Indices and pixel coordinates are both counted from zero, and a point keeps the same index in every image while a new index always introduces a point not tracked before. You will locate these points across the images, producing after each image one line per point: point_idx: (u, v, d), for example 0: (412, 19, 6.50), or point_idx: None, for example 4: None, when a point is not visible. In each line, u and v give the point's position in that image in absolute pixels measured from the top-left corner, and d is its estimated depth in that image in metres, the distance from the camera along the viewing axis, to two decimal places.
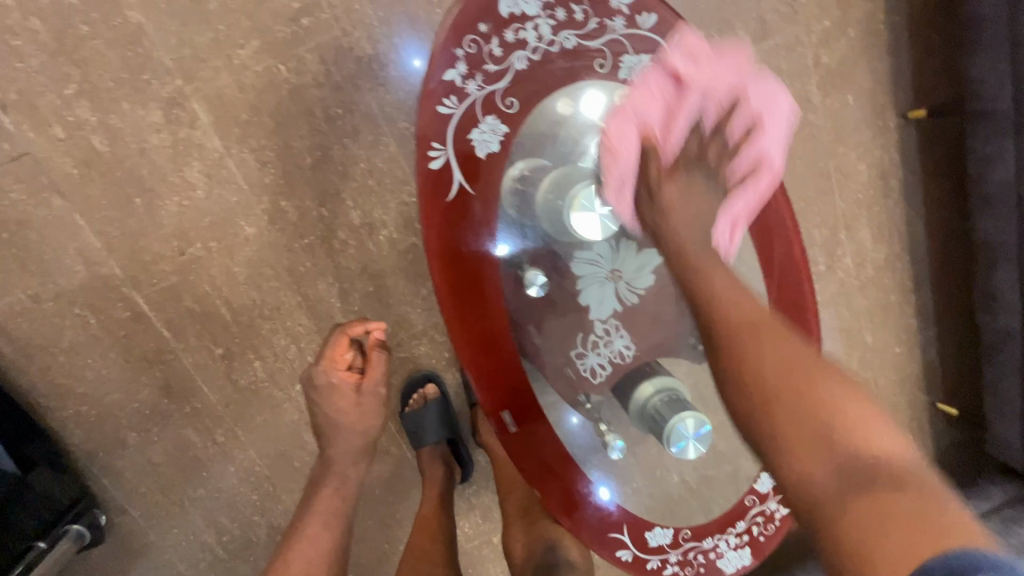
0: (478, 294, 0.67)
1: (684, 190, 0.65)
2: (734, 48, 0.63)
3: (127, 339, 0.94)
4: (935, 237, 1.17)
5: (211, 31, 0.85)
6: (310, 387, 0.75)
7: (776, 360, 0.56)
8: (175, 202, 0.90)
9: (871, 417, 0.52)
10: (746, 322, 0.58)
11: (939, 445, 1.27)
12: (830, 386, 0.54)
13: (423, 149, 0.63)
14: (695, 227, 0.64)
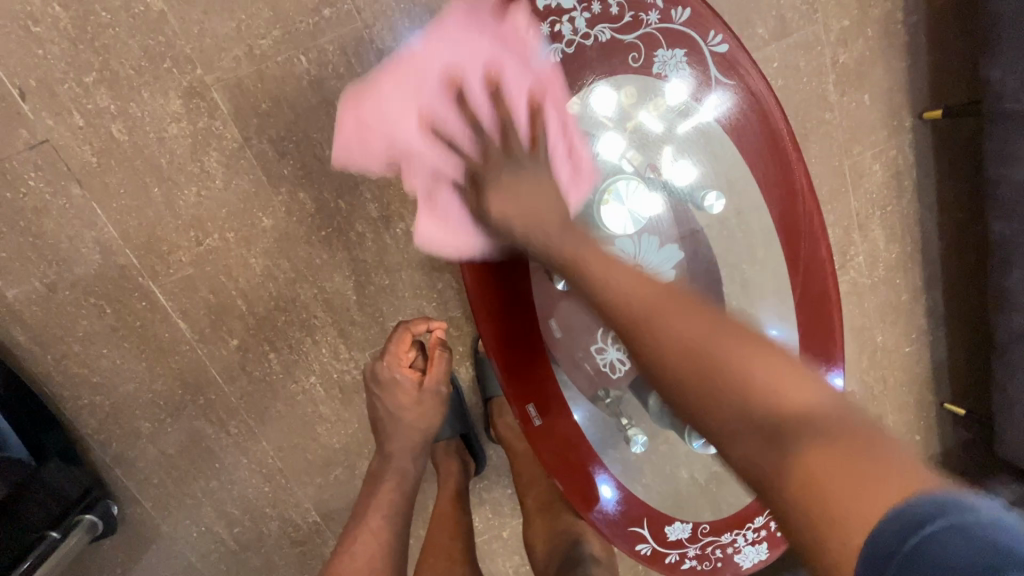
0: (506, 288, 0.70)
1: (509, 192, 0.63)
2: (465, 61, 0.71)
3: (143, 329, 0.94)
4: (947, 238, 1.18)
5: (233, 20, 0.84)
6: (372, 381, 0.79)
7: (672, 346, 0.51)
8: (193, 192, 0.89)
9: (774, 363, 0.48)
10: (644, 309, 0.54)
11: (946, 445, 1.27)
12: (730, 348, 0.49)
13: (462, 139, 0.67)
14: (524, 198, 0.63)
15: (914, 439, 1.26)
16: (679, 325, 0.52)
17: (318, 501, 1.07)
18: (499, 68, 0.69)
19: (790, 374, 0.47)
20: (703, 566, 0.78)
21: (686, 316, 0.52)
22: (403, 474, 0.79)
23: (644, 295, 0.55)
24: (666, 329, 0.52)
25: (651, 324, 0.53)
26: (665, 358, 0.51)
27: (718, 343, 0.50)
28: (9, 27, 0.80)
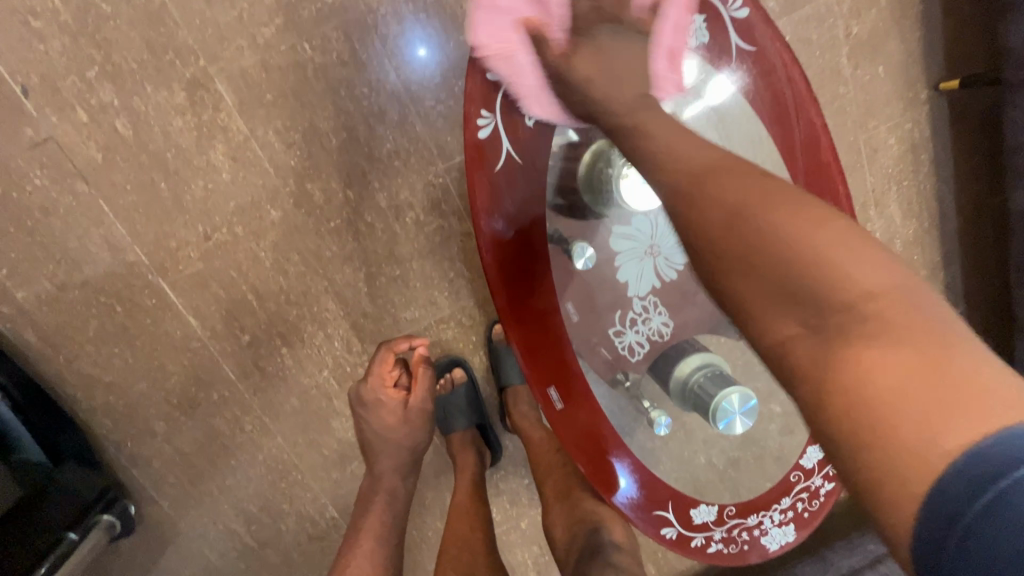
0: (525, 271, 0.67)
1: (599, 56, 0.60)
2: None
3: (154, 327, 0.93)
4: (964, 213, 1.16)
5: (235, 9, 0.83)
6: (357, 403, 0.79)
7: (730, 208, 0.49)
8: (200, 186, 0.88)
9: (821, 234, 0.45)
10: (698, 178, 0.52)
11: None
12: (797, 224, 0.46)
13: (472, 117, 0.61)
14: (620, 72, 0.60)
15: None
16: (741, 184, 0.50)
17: (334, 496, 1.07)
18: None
19: (860, 257, 0.44)
20: (730, 548, 0.77)
21: (760, 206, 0.49)
22: (392, 493, 0.81)
23: (703, 164, 0.53)
24: (718, 201, 0.50)
25: (720, 235, 0.49)
26: (726, 246, 0.49)
27: (781, 226, 0.47)
28: (10, 23, 0.79)
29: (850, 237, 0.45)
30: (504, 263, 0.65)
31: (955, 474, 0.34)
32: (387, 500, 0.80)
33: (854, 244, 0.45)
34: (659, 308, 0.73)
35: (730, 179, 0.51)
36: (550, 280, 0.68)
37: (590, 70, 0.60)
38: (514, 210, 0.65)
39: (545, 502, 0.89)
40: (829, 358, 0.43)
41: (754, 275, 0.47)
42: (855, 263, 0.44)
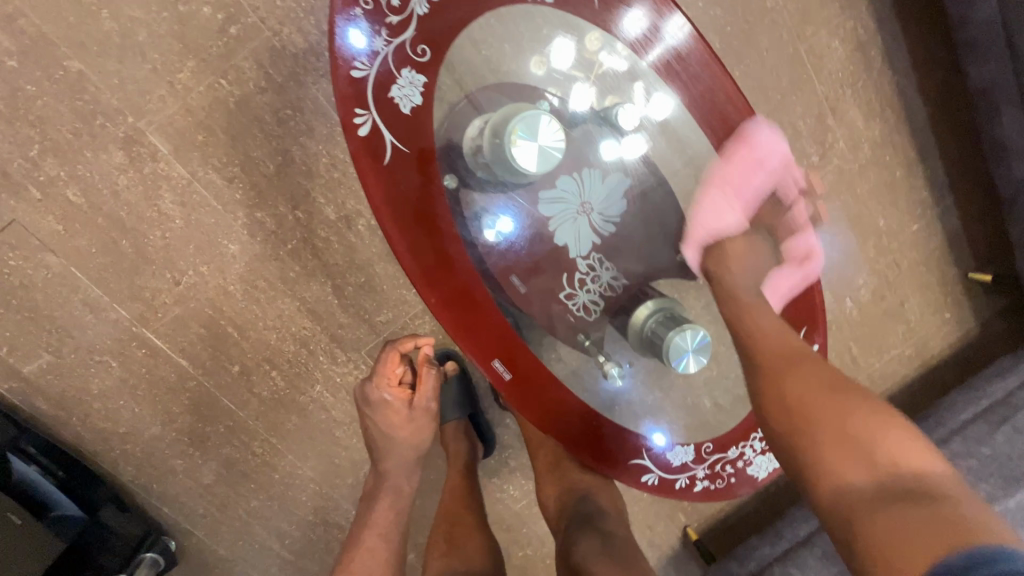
0: (445, 262, 0.66)
1: (741, 263, 0.73)
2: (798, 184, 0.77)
3: (151, 375, 0.99)
4: (931, 102, 1.14)
5: (148, 62, 0.86)
6: (365, 404, 0.78)
7: (807, 383, 0.63)
8: (158, 236, 0.93)
9: (881, 424, 0.57)
10: (778, 356, 0.66)
11: (980, 317, 1.28)
12: (864, 412, 0.59)
13: (347, 115, 0.61)
14: (743, 267, 0.73)
15: (944, 318, 1.27)
16: (814, 372, 0.64)
17: (355, 501, 1.12)
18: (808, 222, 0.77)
19: (911, 444, 0.56)
20: (716, 484, 0.79)
21: (829, 388, 0.62)
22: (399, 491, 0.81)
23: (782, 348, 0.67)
24: (795, 376, 0.64)
25: (813, 399, 0.61)
26: (799, 408, 0.61)
27: (855, 405, 0.60)
28: None
29: (904, 430, 0.57)
30: (424, 260, 0.65)
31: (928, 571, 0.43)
32: (394, 498, 0.80)
33: (905, 432, 0.57)
34: (609, 263, 0.75)
35: (806, 366, 0.65)
36: (470, 263, 0.68)
37: (732, 261, 0.73)
38: (417, 193, 0.65)
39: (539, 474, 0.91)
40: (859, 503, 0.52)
41: (818, 431, 0.59)
42: (909, 446, 0.55)
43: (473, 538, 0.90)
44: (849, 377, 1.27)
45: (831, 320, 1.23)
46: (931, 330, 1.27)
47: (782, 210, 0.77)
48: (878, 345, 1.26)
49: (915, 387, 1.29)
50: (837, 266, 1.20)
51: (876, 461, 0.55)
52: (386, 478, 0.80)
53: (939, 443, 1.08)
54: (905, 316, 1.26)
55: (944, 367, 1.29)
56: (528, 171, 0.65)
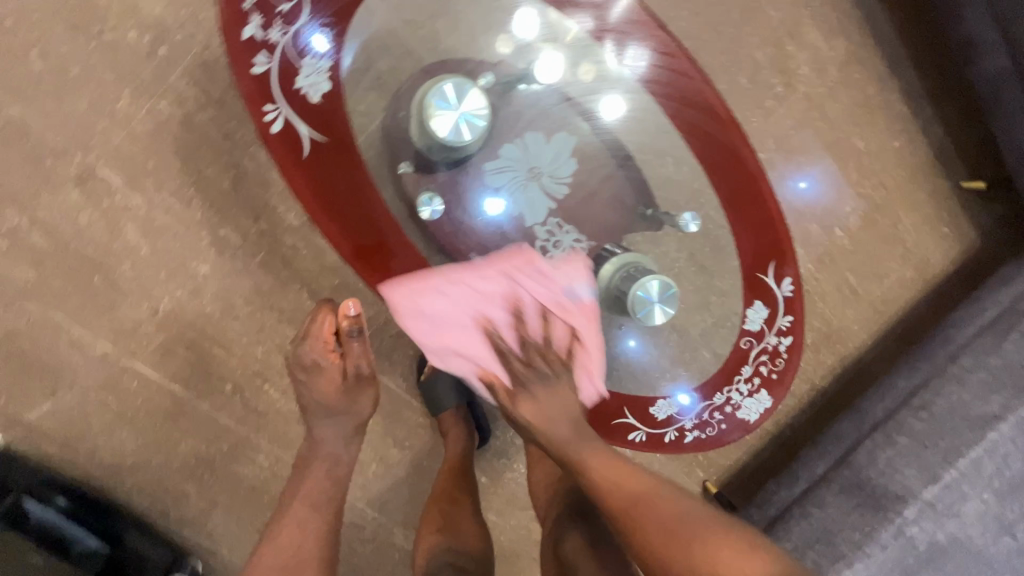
0: (378, 242, 0.70)
1: (539, 404, 0.69)
2: (495, 305, 0.71)
3: (146, 404, 1.01)
4: (894, 9, 1.13)
5: (85, 95, 0.86)
6: (297, 365, 0.83)
7: (657, 532, 0.63)
8: (128, 267, 0.94)
9: (722, 548, 0.61)
10: (623, 497, 0.66)
11: (981, 227, 1.23)
12: (709, 547, 0.61)
13: (259, 114, 0.65)
14: (554, 413, 0.69)
15: (943, 234, 1.22)
16: (656, 507, 0.65)
17: (368, 499, 1.14)
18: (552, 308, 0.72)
19: (746, 557, 0.60)
20: (705, 433, 0.79)
21: (671, 520, 0.63)
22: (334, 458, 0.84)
23: (617, 480, 0.67)
24: (642, 514, 0.64)
25: (659, 542, 0.62)
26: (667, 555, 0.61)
27: (689, 542, 0.62)
28: None
29: (742, 549, 0.61)
30: (354, 240, 0.69)
31: None
32: (328, 464, 0.84)
33: (737, 550, 0.61)
34: (569, 226, 0.76)
35: (643, 497, 0.66)
36: (406, 241, 0.71)
37: (533, 416, 0.69)
38: (342, 183, 0.69)
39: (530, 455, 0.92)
40: None
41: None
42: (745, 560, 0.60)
43: (464, 516, 0.91)
44: (851, 309, 1.23)
45: (822, 252, 1.20)
46: (931, 248, 1.23)
47: (539, 330, 0.72)
48: (876, 272, 1.22)
49: (923, 310, 1.24)
50: (822, 196, 1.16)
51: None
52: (317, 446, 0.84)
53: (948, 361, 1.05)
54: (901, 239, 1.22)
55: (950, 285, 1.24)
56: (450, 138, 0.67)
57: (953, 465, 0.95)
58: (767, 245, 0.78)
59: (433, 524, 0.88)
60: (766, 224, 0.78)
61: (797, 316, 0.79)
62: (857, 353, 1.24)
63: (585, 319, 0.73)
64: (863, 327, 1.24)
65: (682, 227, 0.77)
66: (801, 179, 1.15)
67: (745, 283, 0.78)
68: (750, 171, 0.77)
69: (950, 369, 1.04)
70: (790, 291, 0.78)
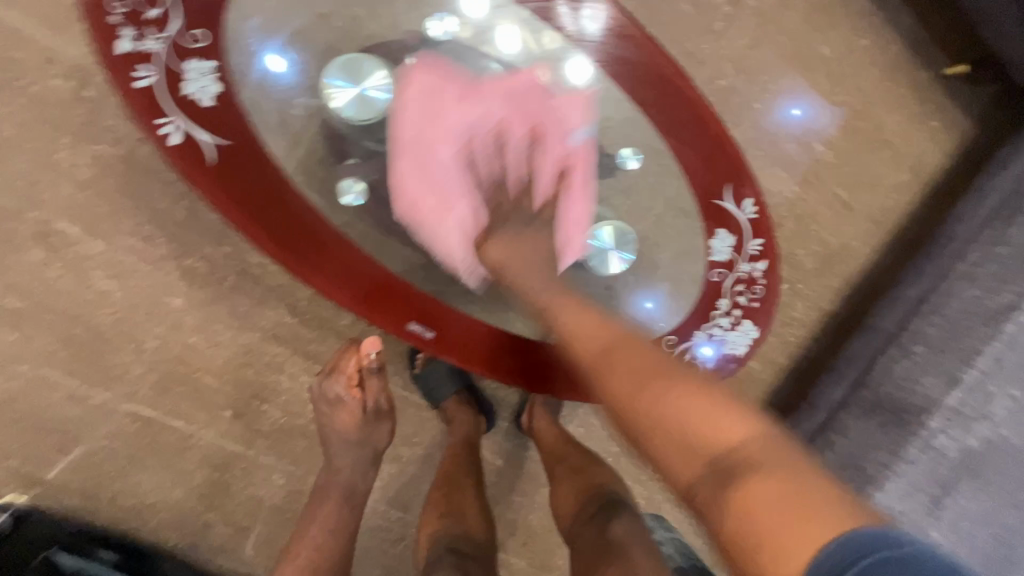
0: (304, 233, 0.73)
1: (508, 245, 0.72)
2: (490, 121, 0.72)
3: (154, 443, 1.03)
4: None
5: (27, 152, 0.87)
6: (321, 398, 0.90)
7: (627, 397, 0.57)
8: (107, 313, 0.95)
9: (694, 402, 0.54)
10: (601, 351, 0.62)
11: (974, 113, 1.16)
12: (680, 399, 0.54)
13: (154, 129, 0.67)
14: (524, 254, 0.71)
15: (933, 129, 1.16)
16: (630, 359, 0.60)
17: (389, 500, 1.14)
18: (540, 143, 0.73)
19: (719, 411, 0.53)
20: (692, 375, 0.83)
21: (644, 373, 0.58)
22: (349, 488, 0.89)
23: (600, 334, 0.64)
24: (618, 373, 0.59)
25: (634, 393, 0.57)
26: (636, 411, 0.56)
27: (661, 388, 0.56)
28: None
29: (717, 399, 0.54)
30: (280, 235, 0.72)
31: (818, 562, 0.41)
32: (343, 494, 0.89)
33: (713, 401, 0.54)
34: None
35: (624, 352, 0.61)
36: (330, 227, 0.75)
37: (503, 259, 0.71)
38: (257, 185, 0.71)
39: (556, 477, 0.95)
40: (722, 500, 0.49)
41: (658, 434, 0.54)
42: (710, 411, 0.53)
43: (467, 501, 0.92)
44: (848, 225, 1.17)
45: (807, 171, 1.14)
46: (923, 146, 1.16)
47: (529, 164, 0.73)
48: (868, 181, 1.16)
49: (925, 212, 1.18)
50: (794, 113, 1.11)
51: (721, 461, 0.50)
52: (334, 474, 0.89)
53: (955, 260, 0.99)
54: (888, 142, 1.15)
55: (950, 181, 1.17)
56: (364, 120, 0.73)
57: (972, 364, 0.91)
58: (719, 174, 0.82)
59: (435, 510, 0.89)
60: (717, 153, 0.81)
61: (765, 239, 0.83)
62: (862, 270, 1.19)
63: (578, 161, 0.74)
64: (865, 242, 1.18)
65: (619, 163, 0.81)
66: (795, 108, 1.10)
67: (705, 214, 0.83)
68: (697, 104, 0.80)
69: (959, 268, 0.97)
70: (753, 215, 0.82)
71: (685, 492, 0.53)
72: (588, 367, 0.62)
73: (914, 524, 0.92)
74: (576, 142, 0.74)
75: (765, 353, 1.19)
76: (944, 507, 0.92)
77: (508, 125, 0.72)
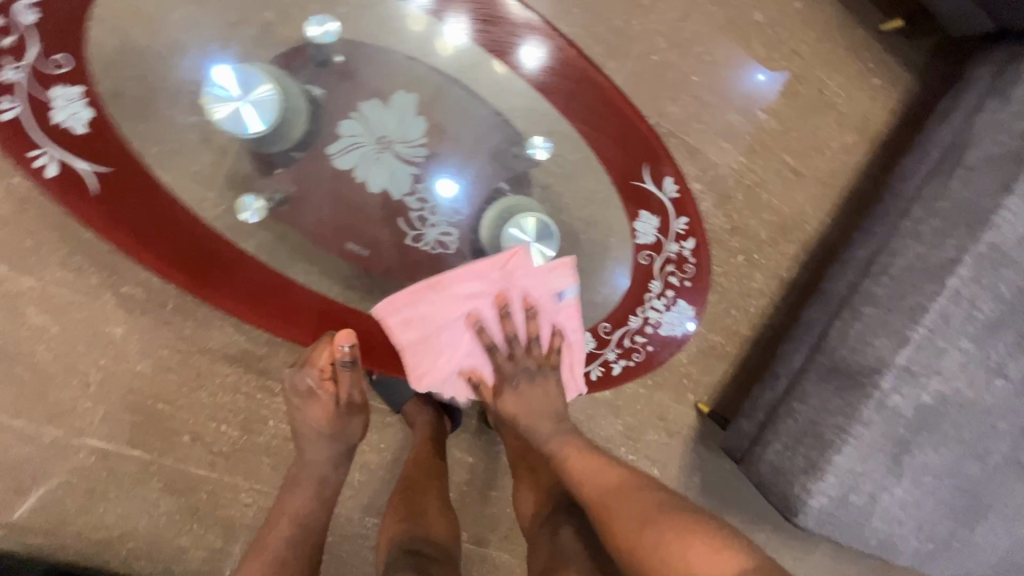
0: (200, 251, 0.79)
1: (518, 398, 0.80)
2: (485, 301, 0.78)
3: (114, 475, 1.01)
4: None
5: None
6: (291, 389, 0.80)
7: (629, 531, 0.65)
8: (44, 350, 0.94)
9: (688, 542, 0.60)
10: (604, 494, 0.70)
11: (914, 68, 1.15)
12: (671, 535, 0.61)
13: (31, 164, 0.73)
14: (534, 407, 0.80)
15: (875, 86, 1.15)
16: (632, 501, 0.68)
17: (364, 507, 1.13)
18: (534, 308, 0.79)
19: (719, 556, 0.58)
20: (632, 360, 0.87)
21: (644, 511, 0.65)
22: (321, 481, 0.81)
23: (597, 476, 0.73)
24: (617, 513, 0.67)
25: (632, 531, 0.64)
26: (638, 548, 0.63)
27: (657, 522, 0.63)
28: None
29: (711, 540, 0.59)
30: (170, 254, 0.78)
31: None
32: (316, 486, 0.81)
33: (707, 544, 0.59)
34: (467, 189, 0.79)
35: (627, 490, 0.69)
36: (228, 242, 0.79)
37: (518, 414, 0.80)
38: (143, 208, 0.76)
39: (518, 479, 0.95)
40: None
41: (651, 562, 0.61)
42: (701, 555, 0.58)
43: (431, 504, 0.91)
44: (799, 190, 1.16)
45: (751, 140, 1.12)
46: (866, 104, 1.15)
47: (528, 324, 0.79)
48: (815, 145, 1.15)
49: (874, 170, 1.17)
50: (731, 83, 1.09)
51: None
52: (306, 465, 0.81)
53: (899, 218, 0.99)
54: (831, 103, 1.14)
55: (896, 138, 1.17)
56: (242, 134, 0.70)
57: (919, 323, 0.90)
58: (635, 156, 0.81)
59: (397, 513, 0.88)
60: (631, 135, 0.80)
61: (691, 215, 0.83)
62: (817, 234, 1.18)
63: (564, 318, 0.81)
64: (818, 206, 1.17)
65: (531, 153, 0.80)
66: (765, 80, 1.11)
67: (625, 199, 0.82)
68: (604, 88, 0.78)
69: (903, 225, 0.97)
70: (675, 193, 0.82)
71: None
72: (596, 512, 0.70)
73: (876, 483, 0.92)
74: (569, 296, 0.80)
75: (728, 326, 1.18)
76: (904, 464, 0.93)
77: (503, 301, 0.78)
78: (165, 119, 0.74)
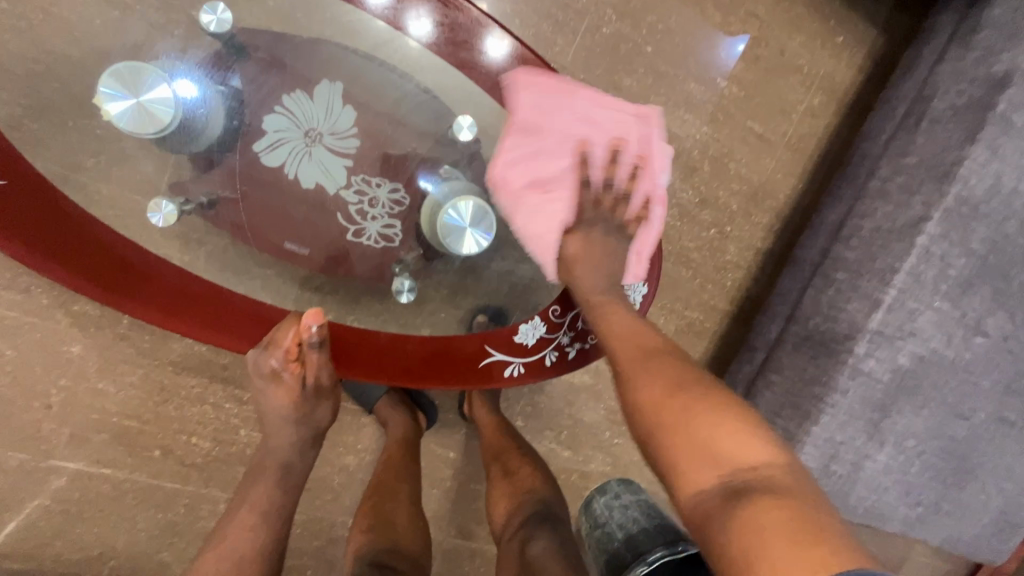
0: (126, 268, 0.75)
1: (585, 242, 0.79)
2: (603, 137, 0.79)
3: (87, 495, 0.98)
4: None
5: None
6: (254, 372, 0.74)
7: (653, 400, 0.61)
8: (1, 375, 0.93)
9: (715, 419, 0.55)
10: (635, 358, 0.66)
11: (878, 22, 1.12)
12: (699, 407, 0.57)
13: None
14: (599, 257, 0.78)
15: (840, 43, 1.11)
16: (663, 371, 0.63)
17: (348, 509, 1.12)
18: (641, 167, 0.82)
19: (740, 431, 0.54)
20: (585, 342, 0.85)
21: (674, 381, 0.61)
22: (287, 468, 0.75)
23: (635, 338, 0.70)
24: (642, 380, 0.63)
25: (658, 394, 0.61)
26: (658, 416, 0.59)
27: (688, 391, 0.60)
28: None
29: (737, 416, 0.56)
30: (91, 272, 0.73)
31: None
32: (281, 472, 0.75)
33: (733, 422, 0.55)
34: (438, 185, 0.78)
35: (666, 364, 0.64)
36: (157, 258, 0.76)
37: (577, 254, 0.78)
38: (60, 228, 0.72)
39: (492, 480, 0.95)
40: (723, 509, 0.49)
41: (666, 427, 0.58)
42: (726, 428, 0.55)
43: (400, 509, 0.90)
44: (769, 157, 1.13)
45: (714, 109, 1.09)
46: (832, 63, 1.12)
47: (629, 180, 0.81)
48: (781, 109, 1.12)
49: (845, 131, 1.14)
50: (687, 51, 1.06)
51: (732, 475, 0.52)
52: (271, 450, 0.76)
53: (868, 178, 0.96)
54: (795, 65, 1.11)
55: (864, 96, 1.14)
56: (145, 134, 0.67)
57: (890, 284, 0.87)
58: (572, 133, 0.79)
59: (364, 522, 0.86)
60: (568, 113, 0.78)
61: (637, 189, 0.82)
62: (790, 200, 1.15)
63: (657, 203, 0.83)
64: (789, 171, 1.14)
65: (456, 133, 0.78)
66: (739, 54, 1.08)
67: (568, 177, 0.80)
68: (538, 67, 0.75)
69: (872, 185, 0.94)
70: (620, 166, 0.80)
71: (692, 509, 0.53)
72: (621, 372, 0.67)
73: (858, 451, 0.90)
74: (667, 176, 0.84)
75: (705, 301, 1.15)
76: (886, 430, 0.90)
77: (619, 146, 0.80)
78: (87, 127, 0.71)
